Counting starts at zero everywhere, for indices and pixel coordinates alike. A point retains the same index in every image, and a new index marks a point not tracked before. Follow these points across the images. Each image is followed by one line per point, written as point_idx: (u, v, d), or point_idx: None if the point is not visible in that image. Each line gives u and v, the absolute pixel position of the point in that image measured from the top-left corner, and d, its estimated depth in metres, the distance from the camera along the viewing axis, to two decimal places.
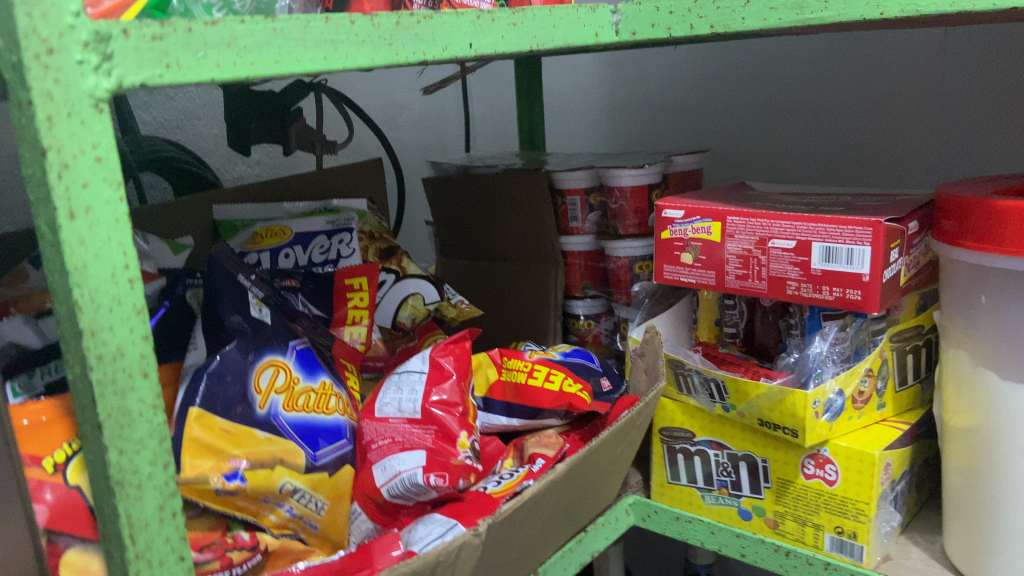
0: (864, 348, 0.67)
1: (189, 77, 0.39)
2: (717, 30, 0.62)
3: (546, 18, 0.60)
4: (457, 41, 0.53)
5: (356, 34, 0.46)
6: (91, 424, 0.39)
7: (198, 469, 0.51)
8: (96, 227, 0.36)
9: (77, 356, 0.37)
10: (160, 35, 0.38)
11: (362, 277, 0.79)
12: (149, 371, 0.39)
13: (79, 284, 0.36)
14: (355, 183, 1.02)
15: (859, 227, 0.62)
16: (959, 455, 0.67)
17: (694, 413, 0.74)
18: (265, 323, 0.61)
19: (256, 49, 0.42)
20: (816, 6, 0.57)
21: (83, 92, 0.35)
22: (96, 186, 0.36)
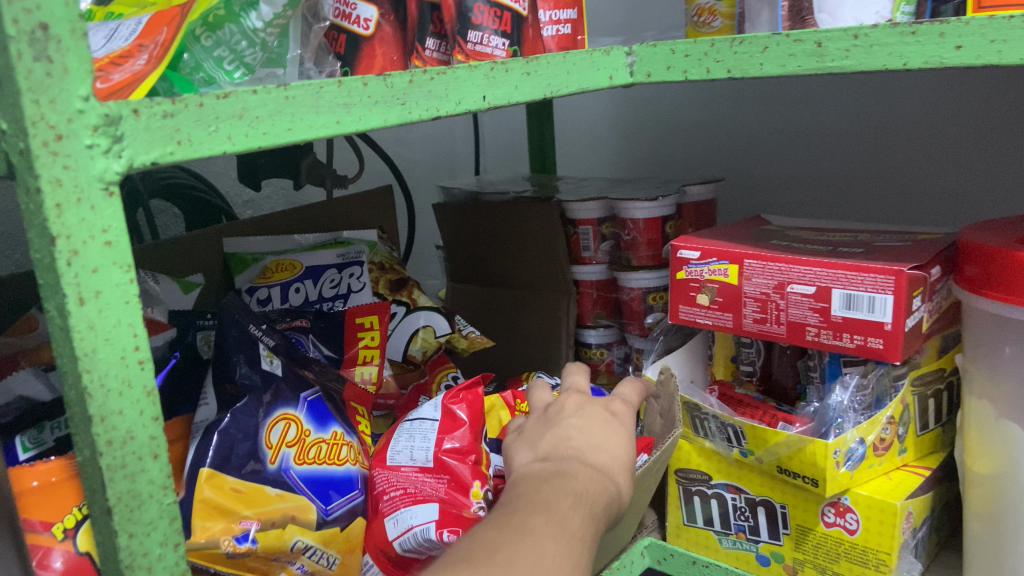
0: (886, 395, 0.67)
1: (201, 152, 0.38)
2: (734, 75, 0.61)
3: (561, 65, 0.59)
4: (470, 94, 0.52)
5: (369, 96, 0.46)
6: (101, 507, 0.38)
7: (209, 532, 0.52)
8: (106, 310, 0.36)
9: (87, 441, 0.37)
10: (172, 112, 0.37)
11: (374, 316, 0.80)
12: (160, 452, 0.38)
13: (89, 369, 0.36)
14: (365, 212, 1.02)
15: (882, 275, 0.60)
16: (980, 502, 0.65)
17: (711, 456, 0.73)
18: (276, 374, 0.62)
19: (269, 119, 0.41)
20: (837, 54, 0.56)
21: (93, 176, 0.35)
22: (106, 270, 0.35)
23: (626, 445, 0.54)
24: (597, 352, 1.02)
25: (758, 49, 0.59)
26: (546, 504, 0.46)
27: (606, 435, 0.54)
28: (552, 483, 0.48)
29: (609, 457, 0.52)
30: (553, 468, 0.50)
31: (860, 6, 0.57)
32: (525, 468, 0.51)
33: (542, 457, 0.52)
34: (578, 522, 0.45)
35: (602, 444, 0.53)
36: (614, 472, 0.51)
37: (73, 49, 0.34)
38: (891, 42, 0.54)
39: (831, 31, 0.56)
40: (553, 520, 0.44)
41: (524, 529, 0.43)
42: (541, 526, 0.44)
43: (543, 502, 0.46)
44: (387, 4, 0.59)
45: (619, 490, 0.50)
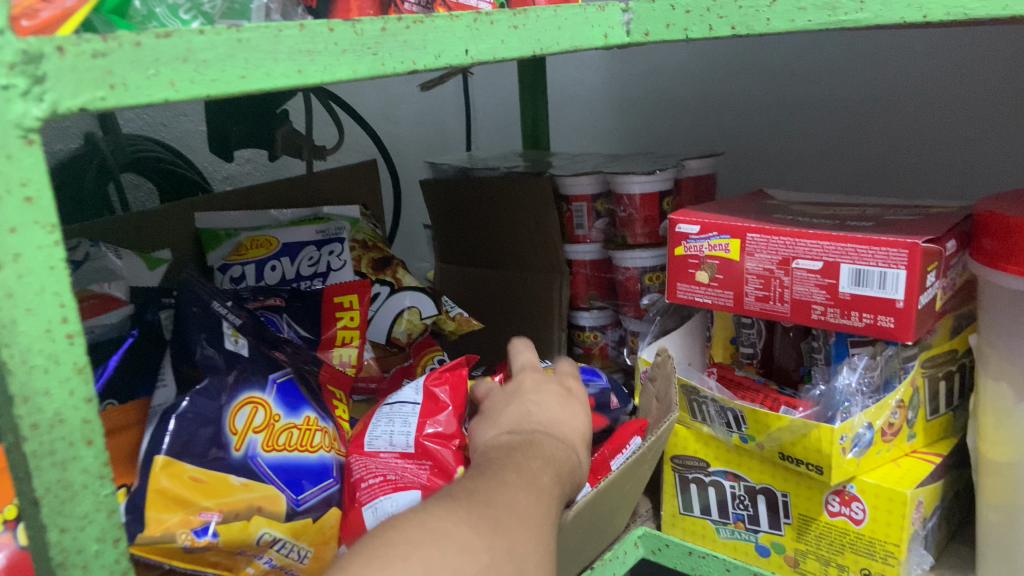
0: (895, 378, 0.63)
1: (138, 98, 0.34)
2: (738, 32, 0.57)
3: (551, 20, 0.53)
4: (451, 47, 0.48)
5: (336, 43, 0.41)
6: (28, 498, 0.34)
7: (164, 525, 0.47)
8: (27, 276, 0.31)
9: (9, 425, 0.33)
10: (103, 51, 0.33)
11: (354, 295, 0.75)
12: (95, 438, 0.34)
13: (8, 343, 0.31)
14: (349, 187, 0.97)
15: (894, 248, 0.56)
16: (995, 491, 0.62)
17: (709, 442, 0.69)
18: (241, 355, 0.58)
19: (219, 63, 0.36)
20: (851, 7, 0.52)
21: (9, 121, 0.30)
22: (26, 230, 0.31)
23: (583, 424, 0.54)
24: (591, 335, 0.98)
25: (766, 3, 0.55)
26: (519, 463, 0.45)
27: (564, 413, 0.53)
28: (523, 446, 0.47)
29: (571, 431, 0.52)
30: (521, 438, 0.49)
31: None
32: (492, 439, 0.50)
33: (507, 430, 0.50)
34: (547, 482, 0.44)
35: (563, 417, 0.53)
36: (573, 447, 0.51)
37: None
38: None
39: None
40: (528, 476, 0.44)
41: (503, 479, 0.42)
42: (523, 478, 0.43)
43: (517, 462, 0.45)
44: None
45: (582, 460, 0.50)
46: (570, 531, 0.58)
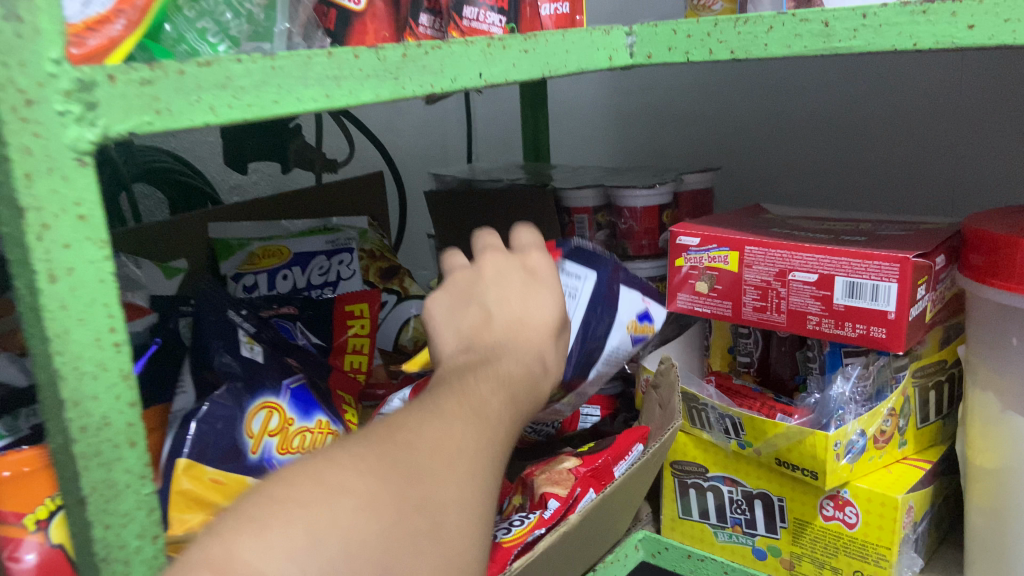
0: (887, 387, 0.65)
1: (181, 123, 0.36)
2: (738, 56, 0.60)
3: (559, 44, 0.58)
4: (466, 71, 0.50)
5: (360, 68, 0.44)
6: (74, 496, 0.36)
7: (185, 524, 0.49)
8: (79, 289, 0.34)
9: (59, 428, 0.35)
10: (150, 79, 0.35)
11: (363, 303, 0.78)
12: (137, 440, 0.36)
13: (61, 351, 0.33)
14: (356, 199, 1.00)
15: (886, 262, 0.59)
16: (983, 496, 0.64)
17: (707, 448, 0.71)
18: (257, 361, 0.60)
19: (254, 89, 0.39)
20: (845, 35, 0.54)
21: (64, 145, 0.33)
22: (79, 245, 0.33)
23: (551, 318, 0.49)
24: None
25: (763, 29, 0.58)
26: (463, 391, 0.41)
27: (529, 309, 0.49)
28: (474, 368, 0.44)
29: (535, 336, 0.47)
30: (476, 356, 0.45)
31: None
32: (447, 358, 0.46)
33: (462, 345, 0.47)
34: (495, 408, 0.41)
35: (523, 316, 0.48)
36: (535, 349, 0.46)
37: (44, 9, 0.32)
38: (901, 21, 0.52)
39: (839, 10, 0.54)
40: (472, 407, 0.40)
41: (436, 414, 0.39)
42: (460, 415, 0.39)
43: (461, 392, 0.41)
44: None
45: (544, 367, 0.46)
46: (572, 538, 0.60)
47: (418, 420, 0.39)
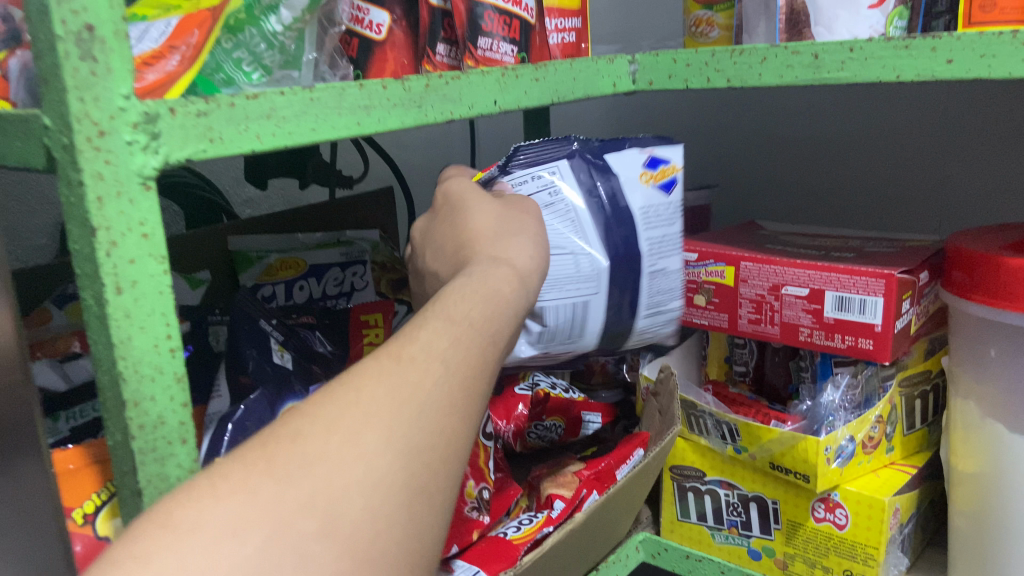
0: (875, 395, 0.69)
1: (231, 150, 0.40)
2: (733, 84, 0.66)
3: (567, 72, 0.63)
4: (482, 99, 0.55)
5: (388, 98, 0.48)
6: (130, 488, 0.39)
7: None
8: (142, 300, 0.37)
9: (119, 425, 0.38)
10: (205, 111, 0.39)
11: (376, 313, 0.83)
12: (188, 438, 0.40)
13: (125, 356, 0.37)
14: (367, 213, 1.04)
15: (872, 278, 0.63)
16: (965, 500, 0.68)
17: (706, 453, 0.75)
18: (286, 368, 0.66)
19: (294, 119, 0.43)
20: (833, 65, 0.59)
21: (132, 171, 0.36)
22: (142, 261, 0.37)
23: (535, 237, 0.53)
24: None
25: (757, 60, 0.63)
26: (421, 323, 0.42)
27: (514, 230, 0.53)
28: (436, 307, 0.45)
29: (519, 250, 0.50)
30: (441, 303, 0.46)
31: (854, 19, 0.60)
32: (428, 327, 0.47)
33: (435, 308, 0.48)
34: (490, 305, 0.44)
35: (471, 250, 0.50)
36: (521, 259, 0.50)
37: (117, 50, 0.35)
38: (885, 55, 0.57)
39: (828, 43, 0.59)
40: (467, 305, 0.43)
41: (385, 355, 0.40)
42: (461, 309, 0.42)
43: (457, 292, 0.44)
44: (400, 9, 0.62)
45: (501, 276, 0.47)
46: (575, 538, 0.64)
47: (419, 317, 0.41)
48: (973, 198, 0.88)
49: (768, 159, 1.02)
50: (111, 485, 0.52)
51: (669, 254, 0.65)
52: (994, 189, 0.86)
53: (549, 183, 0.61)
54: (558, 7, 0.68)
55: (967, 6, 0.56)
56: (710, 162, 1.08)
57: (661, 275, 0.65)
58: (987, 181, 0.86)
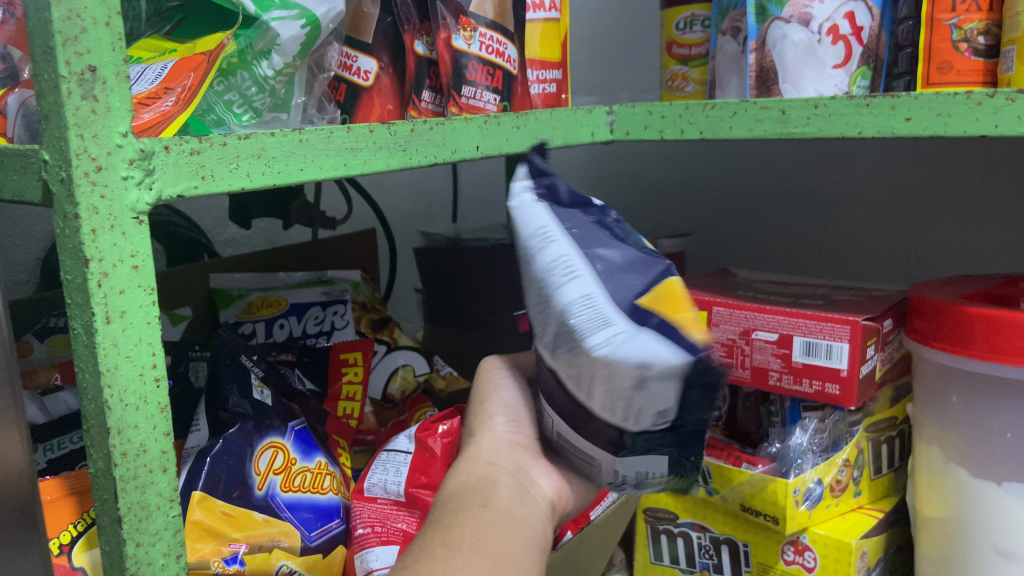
0: (842, 439, 0.71)
1: (221, 187, 0.42)
2: (706, 136, 0.69)
3: (548, 121, 0.66)
4: (465, 144, 0.58)
5: (374, 141, 0.50)
6: (109, 517, 0.40)
7: (199, 553, 0.56)
8: (129, 329, 0.38)
9: (101, 453, 0.39)
10: (198, 150, 0.41)
11: (357, 351, 0.84)
12: (168, 467, 0.41)
13: (110, 384, 0.38)
14: (347, 254, 1.05)
15: (838, 324, 0.65)
16: (931, 546, 0.69)
17: (679, 496, 0.76)
18: (266, 404, 0.66)
19: (284, 159, 0.45)
20: (799, 121, 0.63)
21: (126, 206, 0.38)
22: (131, 291, 0.38)
23: (500, 405, 0.56)
24: None
25: (728, 114, 0.66)
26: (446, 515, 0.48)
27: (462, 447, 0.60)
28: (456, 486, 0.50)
29: (502, 396, 0.57)
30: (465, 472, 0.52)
31: (820, 77, 0.65)
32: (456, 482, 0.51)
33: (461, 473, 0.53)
34: (454, 481, 0.51)
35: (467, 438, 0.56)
36: (489, 434, 0.54)
37: (115, 90, 0.37)
38: (848, 112, 0.60)
39: (794, 100, 0.63)
40: (455, 500, 0.49)
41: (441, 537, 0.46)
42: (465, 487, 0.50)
43: (453, 490, 0.50)
44: (387, 57, 0.64)
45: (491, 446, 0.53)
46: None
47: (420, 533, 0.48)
48: (938, 251, 0.90)
49: (743, 211, 1.05)
50: (88, 517, 0.54)
51: (555, 275, 0.44)
52: (959, 242, 0.89)
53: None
54: (540, 59, 0.71)
55: (926, 67, 0.60)
56: (686, 213, 1.11)
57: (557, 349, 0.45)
58: (952, 235, 0.89)
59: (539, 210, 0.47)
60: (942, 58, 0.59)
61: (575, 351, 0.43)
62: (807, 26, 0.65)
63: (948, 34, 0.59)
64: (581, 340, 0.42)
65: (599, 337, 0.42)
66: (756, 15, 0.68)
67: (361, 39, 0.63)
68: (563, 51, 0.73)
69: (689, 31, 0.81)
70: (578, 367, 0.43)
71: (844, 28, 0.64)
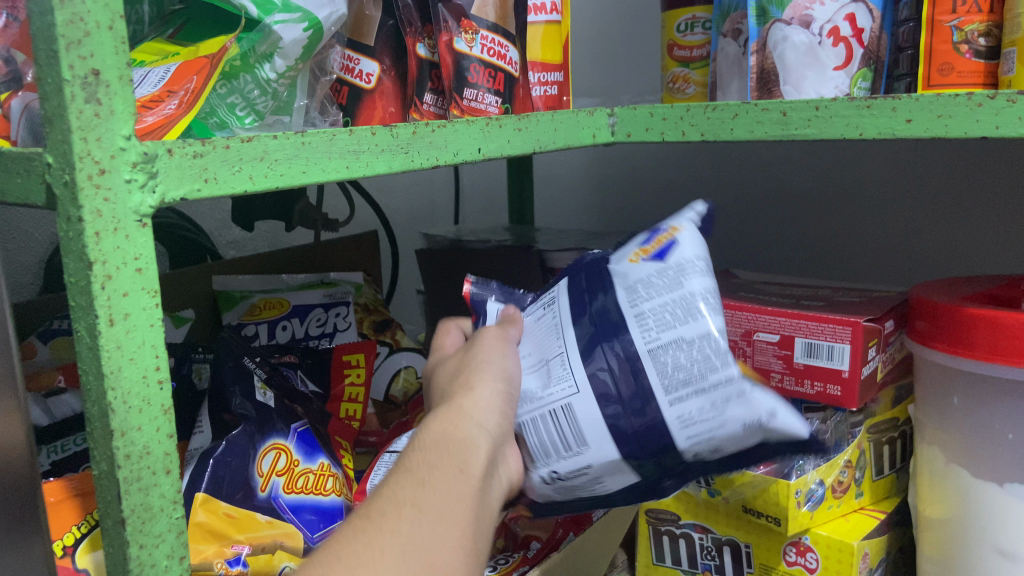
0: (844, 441, 0.71)
1: (224, 191, 0.42)
2: (707, 138, 0.69)
3: (549, 123, 0.66)
4: (467, 146, 0.58)
5: (376, 144, 0.50)
6: (113, 519, 0.40)
7: (202, 554, 0.56)
8: (133, 332, 0.39)
9: (105, 454, 0.39)
10: (201, 153, 0.41)
11: (360, 353, 0.85)
12: (171, 468, 0.41)
13: (114, 386, 0.38)
14: (349, 257, 1.06)
15: (839, 325, 0.65)
16: (932, 547, 0.69)
17: (681, 497, 0.76)
18: (269, 407, 0.67)
19: (286, 161, 0.45)
20: (800, 123, 0.63)
21: (129, 209, 0.38)
22: (135, 294, 0.39)
23: (490, 365, 0.55)
24: None
25: (728, 116, 0.67)
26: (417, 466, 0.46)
27: (432, 394, 0.57)
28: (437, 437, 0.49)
29: (493, 357, 0.55)
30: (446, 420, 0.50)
31: (821, 79, 0.65)
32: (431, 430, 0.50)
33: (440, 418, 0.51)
34: (431, 436, 0.49)
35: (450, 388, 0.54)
36: (479, 397, 0.52)
37: (119, 93, 0.37)
38: (849, 114, 0.60)
39: (794, 102, 0.63)
40: (432, 457, 0.47)
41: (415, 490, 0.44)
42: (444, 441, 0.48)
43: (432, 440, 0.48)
44: (389, 60, 0.64)
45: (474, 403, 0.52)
46: None
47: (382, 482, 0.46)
48: (939, 252, 0.90)
49: (744, 213, 1.05)
50: (91, 518, 0.55)
51: (712, 301, 0.51)
52: (962, 245, 0.89)
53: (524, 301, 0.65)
54: (541, 61, 0.71)
55: (926, 69, 0.60)
56: None
57: (678, 346, 0.50)
58: (954, 236, 0.89)
59: (697, 243, 0.54)
60: (943, 60, 0.59)
61: (703, 369, 0.49)
62: (807, 28, 0.65)
63: (949, 35, 0.59)
64: (718, 366, 0.49)
65: (727, 372, 0.49)
66: (757, 17, 0.68)
67: (364, 42, 0.64)
68: (564, 53, 0.74)
69: (690, 33, 0.81)
70: (687, 378, 0.50)
71: (844, 30, 0.64)
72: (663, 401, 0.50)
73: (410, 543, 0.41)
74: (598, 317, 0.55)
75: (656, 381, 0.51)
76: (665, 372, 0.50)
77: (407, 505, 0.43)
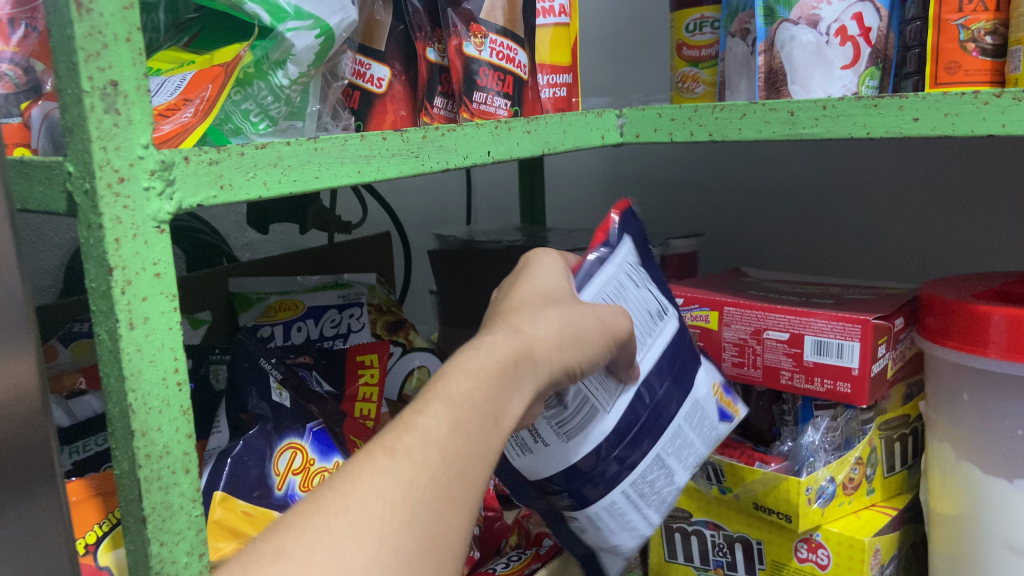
0: (854, 438, 0.71)
1: (240, 197, 0.43)
2: (715, 137, 0.70)
3: (558, 125, 0.67)
4: (477, 149, 0.59)
5: (387, 148, 0.51)
6: (134, 517, 0.41)
7: (221, 551, 0.57)
8: (152, 334, 0.40)
9: (126, 454, 0.40)
10: (217, 160, 0.42)
11: (372, 354, 0.87)
12: (190, 467, 0.42)
13: (134, 389, 0.39)
14: (361, 258, 1.07)
15: (849, 323, 0.65)
16: (944, 542, 0.69)
17: (692, 494, 0.77)
18: (285, 406, 0.68)
19: (300, 167, 0.46)
20: (807, 122, 0.63)
21: (148, 216, 0.39)
22: (154, 298, 0.40)
23: (561, 318, 0.50)
24: None
25: (737, 116, 0.67)
26: (452, 401, 0.42)
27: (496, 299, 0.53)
28: (492, 374, 0.44)
29: (565, 312, 0.51)
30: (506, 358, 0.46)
31: (828, 79, 0.65)
32: (486, 357, 0.45)
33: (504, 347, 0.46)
34: (492, 365, 0.45)
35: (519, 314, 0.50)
36: (547, 341, 0.49)
37: (137, 103, 0.38)
38: (856, 113, 0.61)
39: (802, 102, 0.63)
40: (482, 390, 0.43)
41: (442, 434, 0.40)
42: (488, 381, 0.44)
43: (485, 375, 0.44)
44: (400, 65, 0.65)
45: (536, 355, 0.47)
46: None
47: (420, 400, 0.42)
48: (950, 249, 0.90)
49: (755, 211, 1.05)
50: (113, 517, 0.56)
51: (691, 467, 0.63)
52: (976, 243, 0.88)
53: (628, 270, 0.61)
54: (550, 63, 0.72)
55: (933, 68, 0.61)
56: (698, 212, 1.11)
57: (665, 472, 0.60)
58: (966, 234, 0.89)
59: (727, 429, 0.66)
60: (950, 58, 0.60)
61: (654, 503, 0.61)
62: (814, 27, 0.65)
63: (955, 34, 0.59)
64: (654, 512, 0.61)
65: (645, 525, 0.61)
66: (764, 18, 0.68)
67: (374, 47, 0.64)
68: (573, 55, 0.74)
69: (699, 32, 0.82)
70: (644, 496, 0.60)
71: (852, 29, 0.65)
72: (620, 486, 0.59)
73: (424, 503, 0.38)
74: (668, 390, 0.61)
75: (633, 475, 0.59)
76: (643, 476, 0.59)
77: (436, 451, 0.40)
